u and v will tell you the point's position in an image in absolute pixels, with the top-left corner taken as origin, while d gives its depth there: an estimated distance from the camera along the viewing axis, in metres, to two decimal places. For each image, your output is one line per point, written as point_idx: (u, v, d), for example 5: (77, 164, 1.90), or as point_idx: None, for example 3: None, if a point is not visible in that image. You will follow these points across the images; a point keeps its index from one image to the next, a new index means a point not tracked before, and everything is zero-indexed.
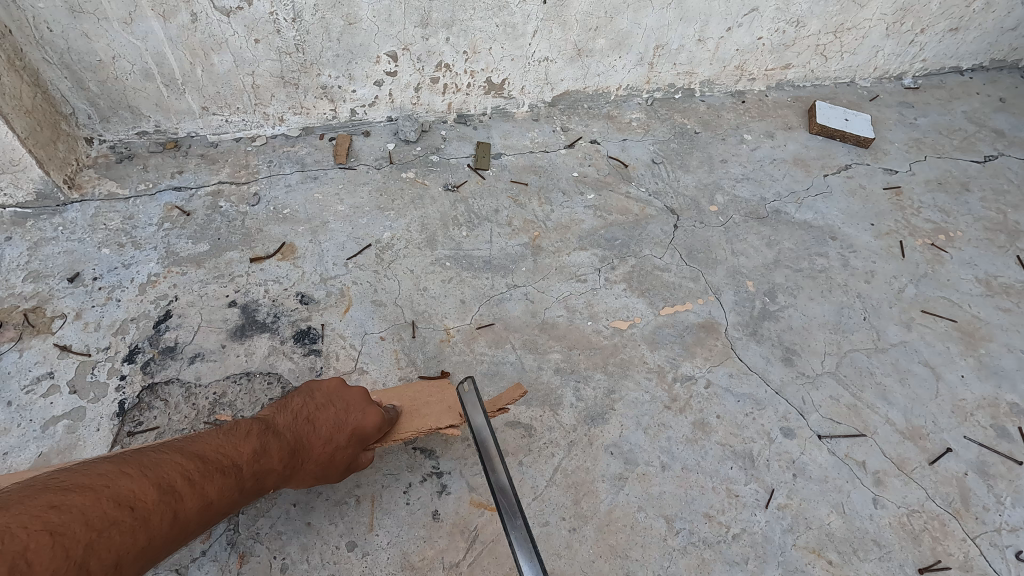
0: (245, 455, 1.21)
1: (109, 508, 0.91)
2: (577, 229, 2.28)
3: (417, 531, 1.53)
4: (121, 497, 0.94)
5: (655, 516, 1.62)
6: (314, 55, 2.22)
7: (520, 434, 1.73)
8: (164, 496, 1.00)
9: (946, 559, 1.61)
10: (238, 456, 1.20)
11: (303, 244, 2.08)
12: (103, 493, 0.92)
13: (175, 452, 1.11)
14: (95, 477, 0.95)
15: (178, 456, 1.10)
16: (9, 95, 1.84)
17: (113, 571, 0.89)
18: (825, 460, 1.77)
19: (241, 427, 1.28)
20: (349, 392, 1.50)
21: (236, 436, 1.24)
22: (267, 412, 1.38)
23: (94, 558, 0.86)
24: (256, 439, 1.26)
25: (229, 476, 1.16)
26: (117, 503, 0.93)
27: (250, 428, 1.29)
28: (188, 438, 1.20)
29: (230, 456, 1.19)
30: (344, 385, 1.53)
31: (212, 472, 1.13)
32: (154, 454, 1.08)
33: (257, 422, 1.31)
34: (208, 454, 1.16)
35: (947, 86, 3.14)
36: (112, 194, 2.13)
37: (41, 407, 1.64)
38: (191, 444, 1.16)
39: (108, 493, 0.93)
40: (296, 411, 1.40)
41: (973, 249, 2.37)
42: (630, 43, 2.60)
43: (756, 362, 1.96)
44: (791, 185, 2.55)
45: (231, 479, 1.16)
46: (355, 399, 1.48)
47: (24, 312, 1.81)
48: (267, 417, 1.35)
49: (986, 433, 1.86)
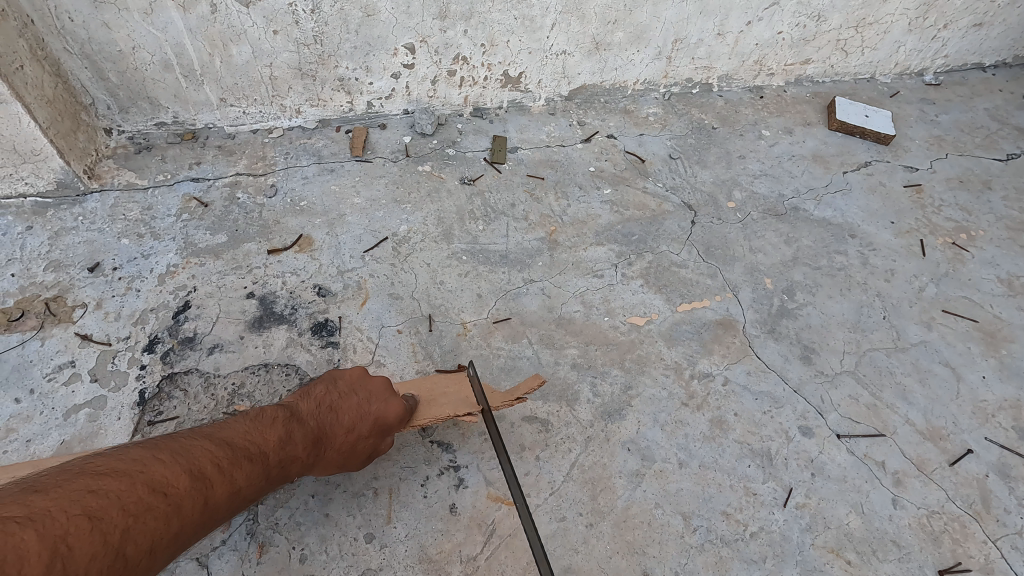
0: (270, 444, 1.27)
1: (143, 493, 0.96)
2: (594, 225, 2.26)
3: (434, 524, 1.53)
4: (154, 483, 0.99)
5: (673, 513, 1.62)
6: (333, 47, 2.21)
7: (537, 429, 1.72)
8: (194, 483, 1.06)
9: (966, 561, 1.59)
10: (262, 444, 1.25)
11: (320, 236, 2.09)
12: (138, 479, 0.97)
13: (203, 440, 1.16)
14: (129, 464, 1.00)
15: (206, 443, 1.15)
16: (31, 85, 1.85)
17: (148, 554, 0.94)
18: (844, 460, 1.75)
19: (266, 415, 1.32)
20: (371, 381, 1.52)
21: (261, 424, 1.29)
22: (289, 401, 1.42)
23: (131, 543, 0.91)
24: (280, 428, 1.31)
25: (254, 464, 1.21)
26: (151, 488, 0.98)
27: (275, 416, 1.34)
28: (216, 426, 1.25)
29: (256, 444, 1.24)
30: (366, 374, 1.55)
31: (237, 460, 1.18)
32: (183, 442, 1.13)
33: (281, 410, 1.36)
34: (234, 442, 1.21)
35: (969, 82, 3.09)
36: (131, 184, 2.14)
37: (63, 395, 1.65)
38: (217, 433, 1.22)
39: (142, 480, 0.98)
40: (318, 400, 1.44)
41: (995, 248, 2.33)
42: (649, 37, 2.57)
43: (774, 360, 1.95)
44: (810, 181, 2.52)
45: (256, 466, 1.21)
46: (378, 390, 1.49)
47: (45, 301, 1.82)
48: (291, 406, 1.40)
49: (1008, 434, 1.84)
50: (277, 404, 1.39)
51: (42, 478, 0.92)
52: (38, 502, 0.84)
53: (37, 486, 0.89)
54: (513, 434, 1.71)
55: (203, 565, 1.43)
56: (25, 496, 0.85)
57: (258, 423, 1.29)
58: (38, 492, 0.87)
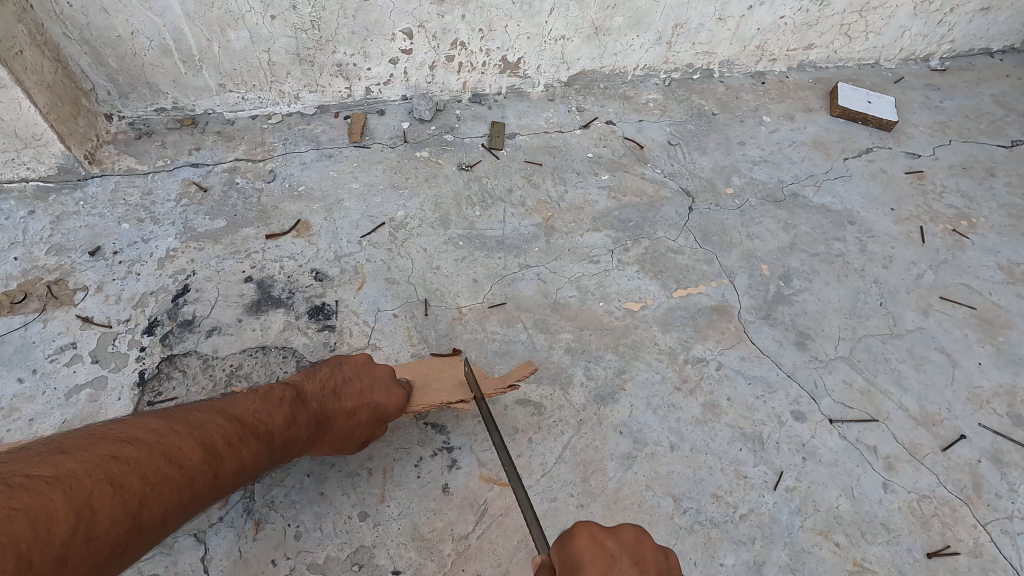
0: (277, 424, 1.29)
1: (161, 464, 0.99)
2: (590, 211, 2.26)
3: (427, 503, 1.56)
4: (171, 454, 1.02)
5: (663, 495, 1.63)
6: (330, 33, 2.22)
7: (530, 412, 1.74)
8: (206, 458, 1.09)
9: (955, 544, 1.60)
10: (270, 423, 1.28)
11: (318, 221, 2.10)
12: (156, 449, 1.00)
13: (216, 415, 1.19)
14: (148, 433, 1.03)
15: (218, 419, 1.19)
16: (31, 70, 1.87)
17: (161, 522, 0.98)
18: (835, 444, 1.76)
19: (274, 394, 1.35)
20: (376, 368, 1.54)
21: (269, 403, 1.32)
22: (296, 380, 1.46)
23: (148, 510, 0.94)
24: (287, 408, 1.33)
25: (262, 443, 1.24)
26: (168, 460, 1.01)
27: (283, 396, 1.36)
28: (227, 401, 1.28)
29: (264, 422, 1.27)
30: (371, 361, 1.57)
31: (247, 436, 1.21)
32: (198, 415, 1.16)
33: (289, 391, 1.38)
34: (244, 419, 1.24)
35: (975, 68, 3.05)
36: (131, 169, 2.16)
37: (64, 375, 1.69)
38: (229, 408, 1.25)
39: (160, 450, 1.01)
40: (323, 382, 1.47)
41: (995, 236, 2.31)
42: (649, 21, 2.55)
43: (768, 346, 1.96)
44: (810, 168, 2.50)
45: (262, 445, 1.24)
46: (382, 377, 1.51)
47: (47, 284, 1.85)
48: (297, 386, 1.43)
49: (1002, 420, 1.84)
50: (284, 384, 1.42)
51: (68, 439, 0.96)
52: (65, 464, 0.88)
53: (63, 447, 0.92)
54: (507, 417, 1.72)
55: (200, 540, 1.46)
56: (53, 456, 0.89)
57: (267, 402, 1.32)
58: (65, 454, 0.90)
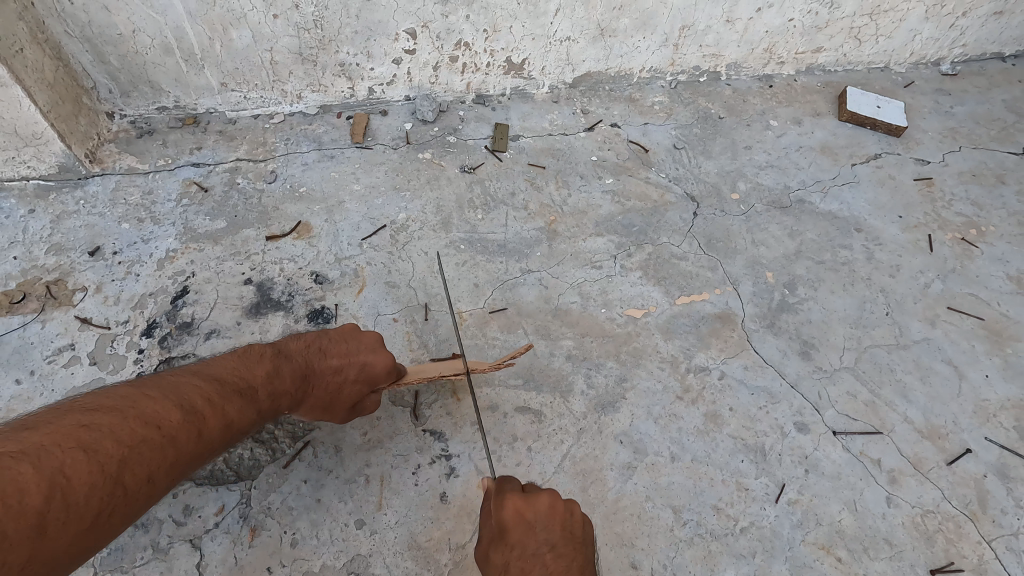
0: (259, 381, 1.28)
1: (137, 427, 0.98)
2: (594, 215, 2.24)
3: (424, 512, 1.55)
4: (147, 417, 1.01)
5: (663, 507, 1.62)
6: (333, 32, 2.19)
7: (530, 420, 1.72)
8: (187, 417, 1.07)
9: (959, 561, 1.58)
10: (251, 382, 1.27)
11: (319, 223, 2.09)
12: (130, 414, 0.99)
13: (193, 378, 1.18)
14: (119, 401, 1.01)
15: (195, 381, 1.17)
16: (32, 68, 1.85)
17: (147, 483, 0.97)
18: (839, 457, 1.74)
19: (253, 355, 1.33)
20: (360, 331, 1.53)
21: (249, 363, 1.31)
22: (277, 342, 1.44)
23: (129, 472, 0.94)
24: (268, 366, 1.32)
25: (245, 400, 1.23)
26: (144, 422, 0.99)
27: (263, 356, 1.35)
28: (204, 365, 1.26)
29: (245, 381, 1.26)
30: (356, 326, 1.56)
31: (228, 396, 1.20)
32: (172, 380, 1.14)
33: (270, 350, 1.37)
34: (224, 380, 1.22)
35: (987, 73, 3.00)
36: (131, 169, 2.15)
37: (62, 377, 1.68)
38: (206, 372, 1.23)
39: (134, 414, 0.99)
40: (307, 343, 1.45)
41: (1005, 245, 2.28)
42: (656, 23, 2.52)
43: (772, 355, 1.93)
44: (817, 173, 2.47)
45: (246, 401, 1.23)
46: (367, 338, 1.51)
47: (46, 284, 1.84)
48: (278, 347, 1.41)
49: (1008, 435, 1.81)
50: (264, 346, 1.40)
51: (34, 416, 0.94)
52: (30, 438, 0.86)
53: (29, 423, 0.90)
54: (506, 424, 1.71)
55: (196, 547, 1.45)
56: (17, 432, 0.87)
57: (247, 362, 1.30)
58: (31, 429, 0.88)
